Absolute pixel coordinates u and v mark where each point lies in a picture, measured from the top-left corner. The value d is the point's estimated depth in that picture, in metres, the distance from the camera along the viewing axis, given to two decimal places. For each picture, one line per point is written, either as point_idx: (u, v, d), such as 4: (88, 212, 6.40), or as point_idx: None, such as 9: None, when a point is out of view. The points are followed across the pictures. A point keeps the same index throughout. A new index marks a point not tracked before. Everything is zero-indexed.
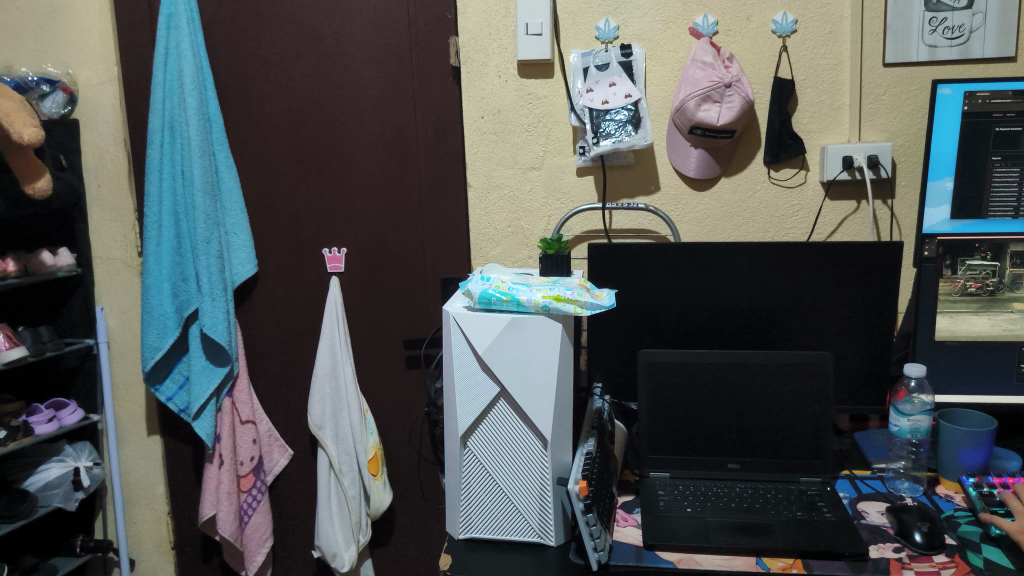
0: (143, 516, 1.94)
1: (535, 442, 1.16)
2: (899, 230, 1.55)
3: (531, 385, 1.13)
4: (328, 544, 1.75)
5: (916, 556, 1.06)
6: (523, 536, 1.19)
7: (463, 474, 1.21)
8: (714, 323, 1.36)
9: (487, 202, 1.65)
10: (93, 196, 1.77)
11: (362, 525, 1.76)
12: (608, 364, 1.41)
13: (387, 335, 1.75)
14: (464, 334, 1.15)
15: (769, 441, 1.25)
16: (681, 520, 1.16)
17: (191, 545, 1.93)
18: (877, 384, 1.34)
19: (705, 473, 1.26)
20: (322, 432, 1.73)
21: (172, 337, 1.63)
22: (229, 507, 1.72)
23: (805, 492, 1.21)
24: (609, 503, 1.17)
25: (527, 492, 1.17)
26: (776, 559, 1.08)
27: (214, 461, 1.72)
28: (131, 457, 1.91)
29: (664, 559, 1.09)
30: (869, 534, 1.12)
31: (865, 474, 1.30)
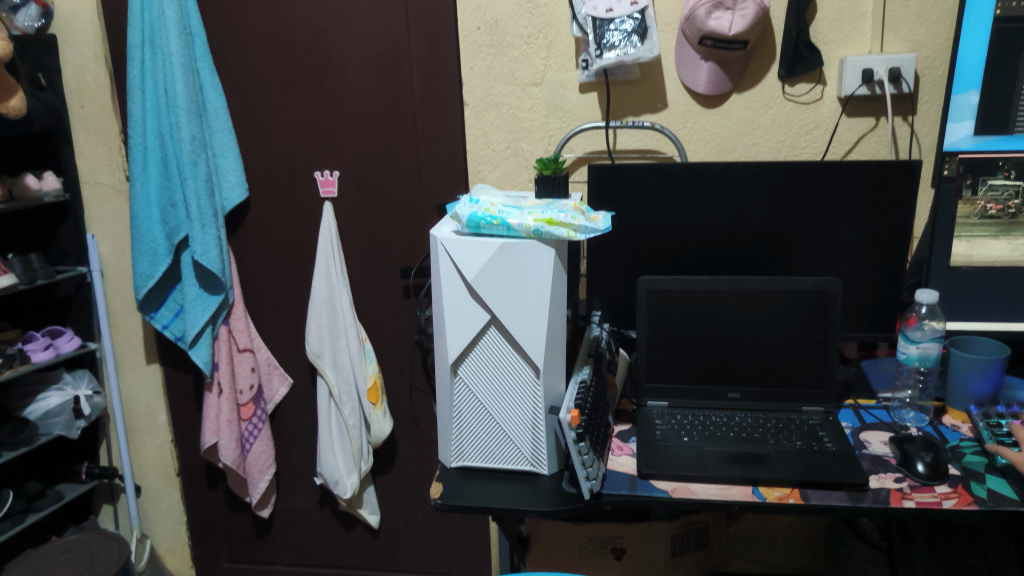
0: (147, 443, 1.94)
1: (527, 372, 1.12)
2: (919, 149, 1.47)
3: (522, 312, 1.09)
4: (331, 471, 1.76)
5: (917, 487, 1.03)
6: (516, 465, 1.17)
7: (454, 404, 1.17)
8: (719, 249, 1.30)
9: (484, 121, 1.58)
10: (77, 117, 1.72)
11: (363, 453, 1.76)
12: (608, 290, 1.36)
13: (384, 262, 1.70)
14: (452, 259, 1.09)
15: (770, 370, 1.21)
16: (677, 449, 1.13)
17: (195, 473, 1.93)
18: (888, 310, 1.29)
19: (705, 402, 1.23)
20: (321, 361, 1.71)
21: (163, 265, 1.60)
22: (230, 435, 1.73)
23: (807, 422, 1.17)
24: (604, 433, 1.14)
25: (519, 420, 1.14)
26: (773, 488, 1.04)
27: (213, 390, 1.72)
28: (132, 385, 1.90)
29: (659, 488, 1.06)
30: (870, 465, 1.08)
31: (870, 403, 1.25)
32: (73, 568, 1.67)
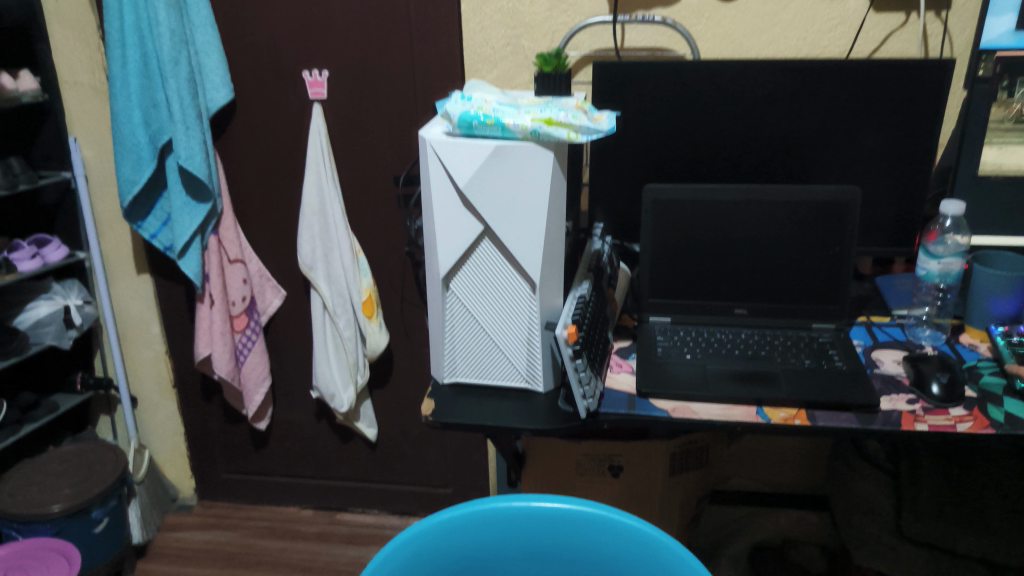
0: (141, 355, 1.90)
1: (523, 286, 1.06)
2: (951, 48, 1.36)
3: (518, 222, 1.02)
4: (327, 385, 1.73)
5: (931, 409, 0.98)
6: (510, 382, 1.12)
7: (447, 318, 1.11)
8: (731, 155, 1.22)
9: (482, 16, 1.47)
10: (51, 11, 1.61)
11: (360, 366, 1.72)
12: (611, 200, 1.28)
13: (378, 169, 1.62)
14: (443, 163, 1.00)
15: (780, 285, 1.14)
16: (679, 367, 1.07)
17: (191, 385, 1.90)
18: (909, 222, 1.21)
19: (710, 319, 1.17)
20: (315, 274, 1.65)
21: (148, 170, 1.53)
22: (223, 347, 1.70)
23: (817, 340, 1.11)
24: (602, 350, 1.09)
25: (514, 336, 1.09)
26: (778, 409, 0.99)
27: (205, 302, 1.69)
28: (123, 296, 1.85)
29: (659, 408, 1.01)
30: (882, 386, 1.03)
31: (884, 321, 1.19)
32: (71, 477, 1.65)
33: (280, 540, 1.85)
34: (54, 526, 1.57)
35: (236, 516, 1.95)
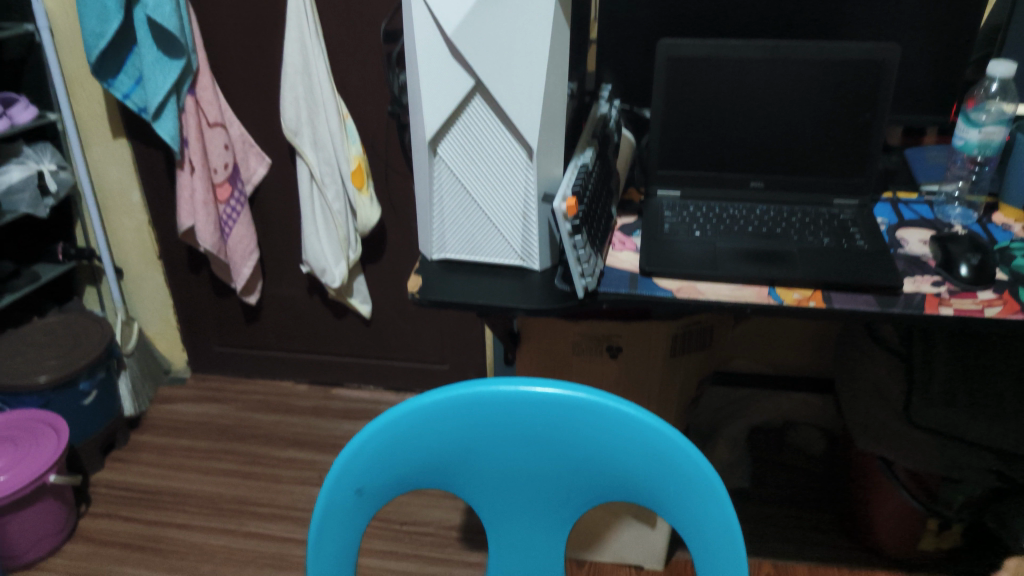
0: (124, 225, 1.82)
1: (518, 152, 0.95)
2: None
3: (515, 78, 0.90)
4: (316, 260, 1.66)
5: (957, 293, 0.90)
6: (504, 259, 1.03)
7: (434, 188, 1.01)
8: (756, 9, 1.08)
9: None
10: None
11: (351, 241, 1.65)
12: (620, 56, 1.16)
13: (366, 24, 1.48)
14: (429, 7, 0.87)
15: (801, 156, 1.04)
16: (687, 245, 0.99)
17: (177, 257, 1.83)
18: (948, 88, 1.09)
19: (723, 193, 1.07)
20: (299, 139, 1.54)
21: (115, 22, 1.39)
22: (206, 218, 1.62)
23: (838, 217, 1.02)
24: (604, 225, 1.00)
25: (508, 209, 0.99)
26: (792, 290, 0.92)
27: (185, 169, 1.59)
28: (100, 162, 1.75)
29: (663, 288, 0.93)
30: (905, 268, 0.95)
31: (911, 198, 1.10)
32: (57, 349, 1.61)
33: (274, 413, 1.84)
34: (41, 398, 1.54)
35: (230, 389, 1.93)
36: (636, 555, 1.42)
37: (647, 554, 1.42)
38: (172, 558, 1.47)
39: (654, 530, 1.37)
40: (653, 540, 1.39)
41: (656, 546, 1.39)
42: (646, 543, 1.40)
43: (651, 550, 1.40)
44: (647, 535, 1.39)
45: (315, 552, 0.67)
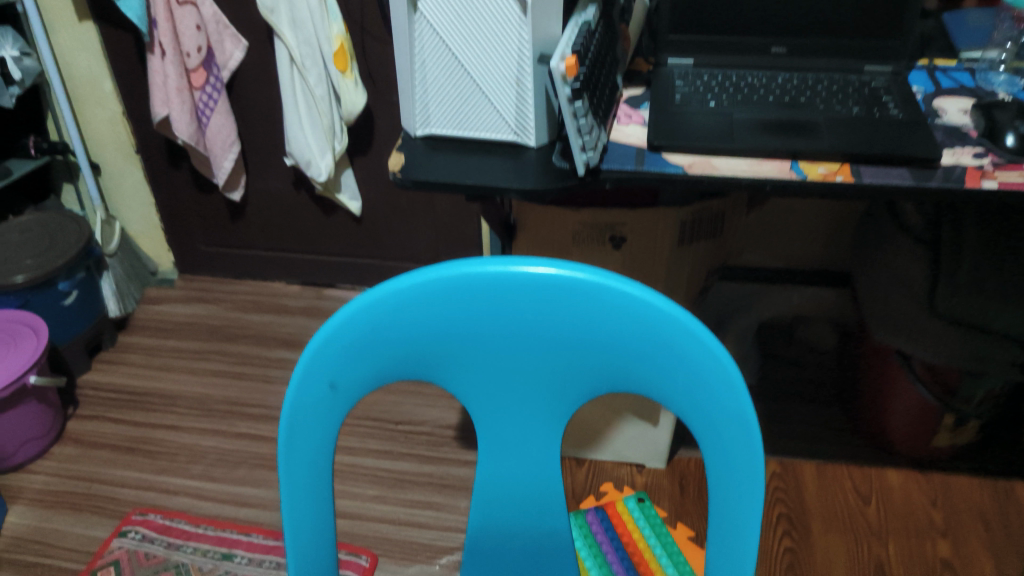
0: (97, 116, 1.70)
1: (510, 4, 0.82)
2: None
3: None
4: (300, 151, 1.55)
5: (1001, 165, 0.81)
6: (497, 135, 0.92)
7: (417, 51, 0.90)
8: None
9: None
10: None
11: (337, 131, 1.54)
12: None
13: None
14: None
15: (832, 15, 0.92)
16: (701, 116, 0.89)
17: (156, 150, 1.72)
18: None
19: (742, 60, 0.96)
20: (275, 18, 1.41)
21: None
22: (181, 107, 1.51)
23: (867, 84, 0.92)
24: (608, 96, 0.90)
25: (500, 74, 0.87)
26: (816, 165, 0.82)
27: (156, 53, 1.47)
28: (66, 47, 1.61)
29: (673, 164, 0.84)
30: (944, 138, 0.85)
31: (950, 65, 0.99)
32: (33, 247, 1.53)
33: (265, 314, 1.78)
34: (18, 299, 1.47)
35: (219, 289, 1.86)
36: (638, 452, 1.38)
37: (650, 452, 1.38)
38: (162, 459, 1.44)
39: (656, 427, 1.33)
40: (656, 437, 1.34)
41: (659, 444, 1.35)
42: (649, 441, 1.35)
43: (654, 448, 1.36)
44: (649, 433, 1.34)
45: (286, 452, 0.62)
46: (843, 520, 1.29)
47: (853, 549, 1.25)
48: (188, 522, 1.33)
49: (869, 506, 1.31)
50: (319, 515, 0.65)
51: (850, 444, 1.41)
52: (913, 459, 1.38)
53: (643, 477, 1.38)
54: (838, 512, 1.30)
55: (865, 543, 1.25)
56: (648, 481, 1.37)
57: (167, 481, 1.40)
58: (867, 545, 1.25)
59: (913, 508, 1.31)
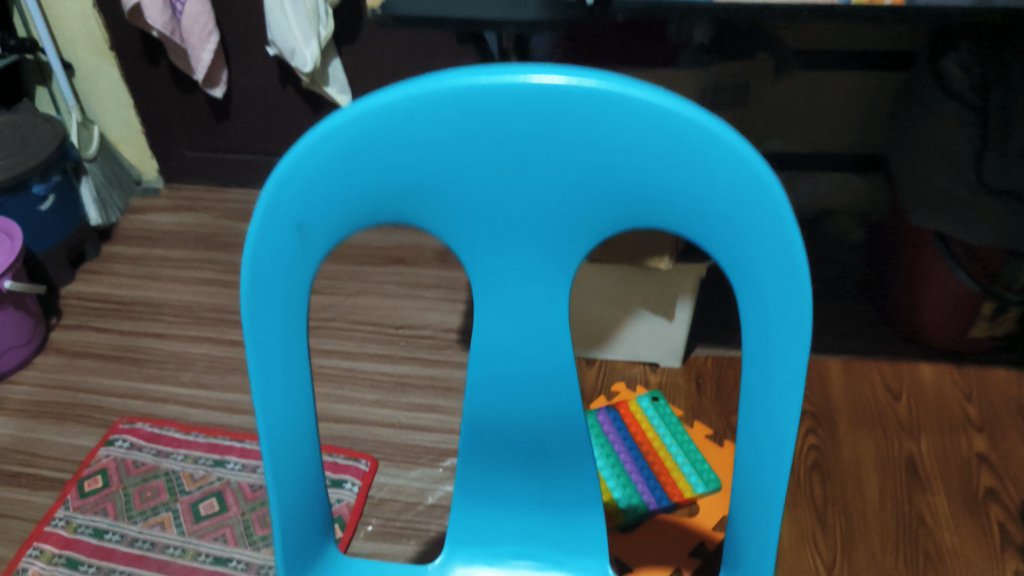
0: (65, 10, 1.56)
1: None
2: None
3: None
4: (283, 40, 1.42)
5: None
6: None
7: None
8: None
9: None
10: None
11: (322, 16, 1.41)
12: None
13: None
14: None
15: None
16: None
17: (132, 46, 1.60)
18: None
19: None
20: None
21: None
22: None
23: None
24: None
25: None
26: None
27: None
28: None
29: None
30: None
31: None
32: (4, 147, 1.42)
33: None
34: None
35: (207, 198, 1.77)
36: (649, 350, 1.31)
37: (664, 351, 1.31)
38: (150, 367, 1.37)
39: (671, 324, 1.25)
40: (670, 334, 1.27)
41: (673, 341, 1.28)
42: (662, 338, 1.28)
43: (668, 346, 1.29)
44: (663, 330, 1.27)
45: (251, 309, 0.52)
46: (872, 416, 1.22)
47: (883, 445, 1.18)
48: (178, 430, 1.26)
49: (900, 403, 1.24)
50: (297, 382, 0.56)
51: (883, 340, 1.34)
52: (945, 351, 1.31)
53: (656, 377, 1.31)
54: (866, 408, 1.23)
55: (896, 439, 1.19)
56: (662, 381, 1.30)
57: (155, 389, 1.33)
58: (898, 441, 1.19)
59: (947, 403, 1.24)
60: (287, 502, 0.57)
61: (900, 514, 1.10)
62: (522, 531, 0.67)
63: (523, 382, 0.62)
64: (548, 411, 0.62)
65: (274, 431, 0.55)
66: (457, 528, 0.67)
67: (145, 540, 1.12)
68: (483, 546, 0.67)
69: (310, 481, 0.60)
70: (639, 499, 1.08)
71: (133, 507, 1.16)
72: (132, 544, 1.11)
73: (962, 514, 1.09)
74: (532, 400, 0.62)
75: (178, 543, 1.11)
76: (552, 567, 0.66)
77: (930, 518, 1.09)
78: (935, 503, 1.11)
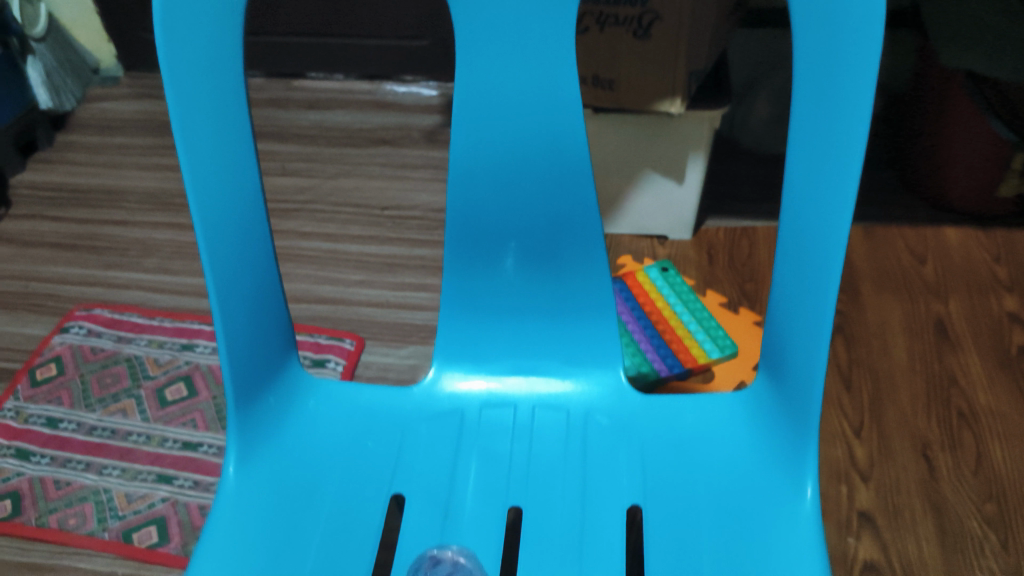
0: None
1: None
2: None
3: None
4: None
5: None
6: None
7: None
8: None
9: None
10: None
11: None
12: None
13: None
14: None
15: None
16: None
17: None
18: None
19: None
20: None
21: None
22: None
23: None
24: None
25: None
26: None
27: None
28: None
29: None
30: None
31: None
32: None
33: None
34: None
35: None
36: (657, 220, 1.20)
37: (672, 221, 1.20)
38: (110, 254, 1.26)
39: (681, 187, 1.14)
40: (680, 199, 1.16)
41: (683, 207, 1.17)
42: (671, 204, 1.17)
43: (677, 214, 1.18)
44: (672, 194, 1.16)
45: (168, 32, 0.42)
46: (896, 282, 1.14)
47: (909, 308, 1.10)
48: (141, 315, 1.15)
49: (926, 267, 1.16)
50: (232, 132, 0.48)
51: (908, 207, 1.25)
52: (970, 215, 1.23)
53: (665, 250, 1.21)
54: (890, 273, 1.15)
55: (922, 301, 1.11)
56: (672, 254, 1.20)
57: (116, 276, 1.22)
58: (925, 303, 1.11)
59: (974, 264, 1.16)
60: (238, 286, 0.50)
61: (930, 374, 1.02)
62: (523, 341, 0.59)
63: (526, 154, 0.53)
64: (546, 192, 0.54)
65: (209, 201, 0.47)
66: (447, 337, 0.60)
67: (105, 428, 1.01)
68: (479, 361, 0.60)
69: (263, 276, 0.52)
70: (649, 367, 0.99)
71: (91, 395, 1.05)
72: (90, 432, 1.01)
73: (997, 371, 1.01)
74: (530, 175, 0.54)
75: (142, 432, 1.01)
76: (558, 377, 0.59)
77: (963, 377, 1.01)
78: (967, 361, 1.03)
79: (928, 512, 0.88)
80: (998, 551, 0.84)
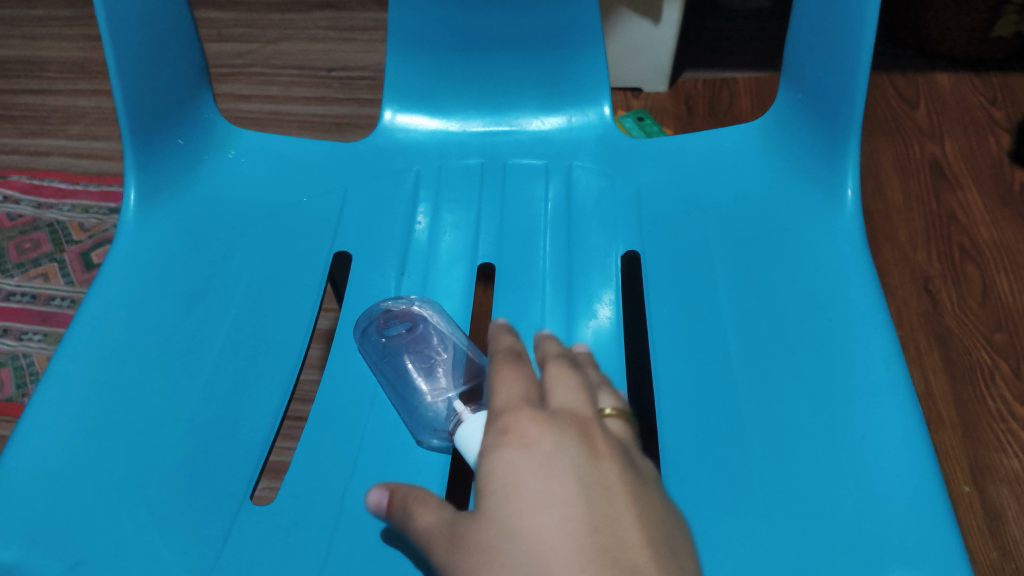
0: None
1: None
2: None
3: None
4: None
5: None
6: None
7: None
8: None
9: None
10: None
11: None
12: None
13: None
14: None
15: None
16: None
17: None
18: None
19: None
20: None
21: None
22: None
23: None
24: None
25: None
26: None
27: None
28: None
29: None
30: None
31: None
32: None
33: None
34: None
35: None
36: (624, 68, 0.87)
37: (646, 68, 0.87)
38: (30, 124, 1.04)
39: (657, 29, 0.82)
40: (656, 45, 0.83)
41: (660, 54, 0.84)
42: (645, 51, 0.84)
43: (652, 60, 0.85)
44: (647, 38, 0.83)
45: None
46: (884, 129, 0.84)
47: (900, 152, 0.81)
48: (63, 181, 0.93)
49: (918, 112, 0.85)
50: None
51: (895, 58, 0.92)
52: (959, 59, 0.91)
53: (639, 103, 0.87)
54: (877, 118, 0.85)
55: (916, 143, 0.82)
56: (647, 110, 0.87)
57: (35, 144, 1.01)
58: (917, 145, 0.82)
59: (972, 112, 0.85)
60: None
61: (928, 214, 0.75)
62: (490, 78, 0.50)
63: None
64: None
65: None
66: (395, 76, 0.49)
67: (25, 294, 0.80)
68: (437, 104, 0.50)
69: None
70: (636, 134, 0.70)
71: (7, 260, 0.84)
72: (8, 299, 0.80)
73: (1004, 208, 0.76)
74: None
75: (69, 296, 0.80)
76: (537, 119, 0.50)
77: (963, 214, 0.75)
78: (967, 200, 0.76)
79: (932, 345, 0.65)
80: (1012, 379, 0.63)
